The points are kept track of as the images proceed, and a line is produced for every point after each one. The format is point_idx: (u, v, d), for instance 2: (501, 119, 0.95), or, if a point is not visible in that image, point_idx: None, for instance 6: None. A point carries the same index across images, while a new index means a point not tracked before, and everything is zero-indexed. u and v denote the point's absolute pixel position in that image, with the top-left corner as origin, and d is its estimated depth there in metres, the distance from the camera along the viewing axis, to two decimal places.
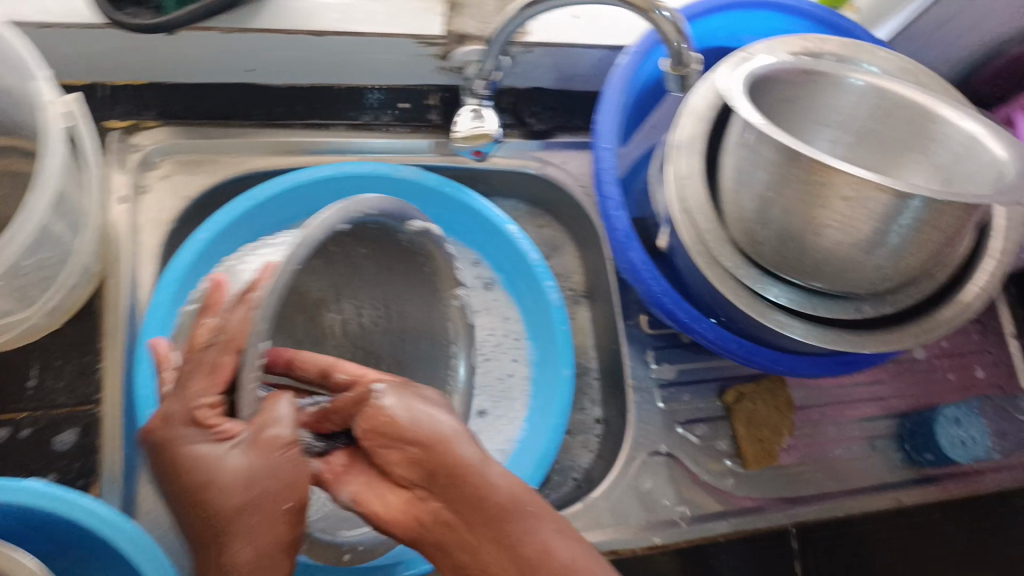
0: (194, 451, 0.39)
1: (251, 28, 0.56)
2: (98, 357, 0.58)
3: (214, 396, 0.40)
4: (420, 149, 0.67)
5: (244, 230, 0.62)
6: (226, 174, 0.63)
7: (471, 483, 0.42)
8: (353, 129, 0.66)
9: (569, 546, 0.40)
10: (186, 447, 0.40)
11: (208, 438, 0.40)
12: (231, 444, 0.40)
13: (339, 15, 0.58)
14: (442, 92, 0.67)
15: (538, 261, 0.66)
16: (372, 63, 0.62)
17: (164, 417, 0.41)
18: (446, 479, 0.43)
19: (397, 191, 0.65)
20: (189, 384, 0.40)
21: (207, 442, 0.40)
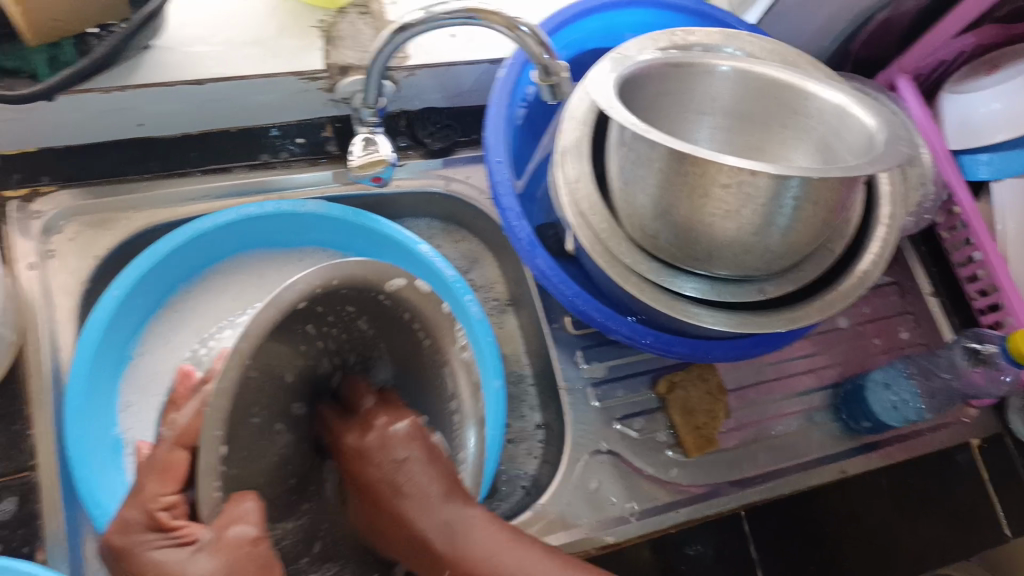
0: (153, 556, 0.42)
1: (131, 84, 0.59)
2: (28, 425, 0.59)
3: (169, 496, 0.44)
4: (323, 180, 0.69)
5: (162, 279, 0.63)
6: (134, 229, 0.66)
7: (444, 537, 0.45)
8: (252, 170, 0.68)
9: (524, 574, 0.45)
10: (147, 553, 0.42)
11: (171, 541, 0.42)
12: (191, 550, 0.40)
13: (219, 62, 0.61)
14: (336, 123, 0.70)
15: (453, 277, 0.66)
16: (261, 104, 0.66)
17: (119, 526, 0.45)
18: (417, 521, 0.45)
19: (310, 225, 0.67)
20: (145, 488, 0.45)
21: (167, 552, 0.41)
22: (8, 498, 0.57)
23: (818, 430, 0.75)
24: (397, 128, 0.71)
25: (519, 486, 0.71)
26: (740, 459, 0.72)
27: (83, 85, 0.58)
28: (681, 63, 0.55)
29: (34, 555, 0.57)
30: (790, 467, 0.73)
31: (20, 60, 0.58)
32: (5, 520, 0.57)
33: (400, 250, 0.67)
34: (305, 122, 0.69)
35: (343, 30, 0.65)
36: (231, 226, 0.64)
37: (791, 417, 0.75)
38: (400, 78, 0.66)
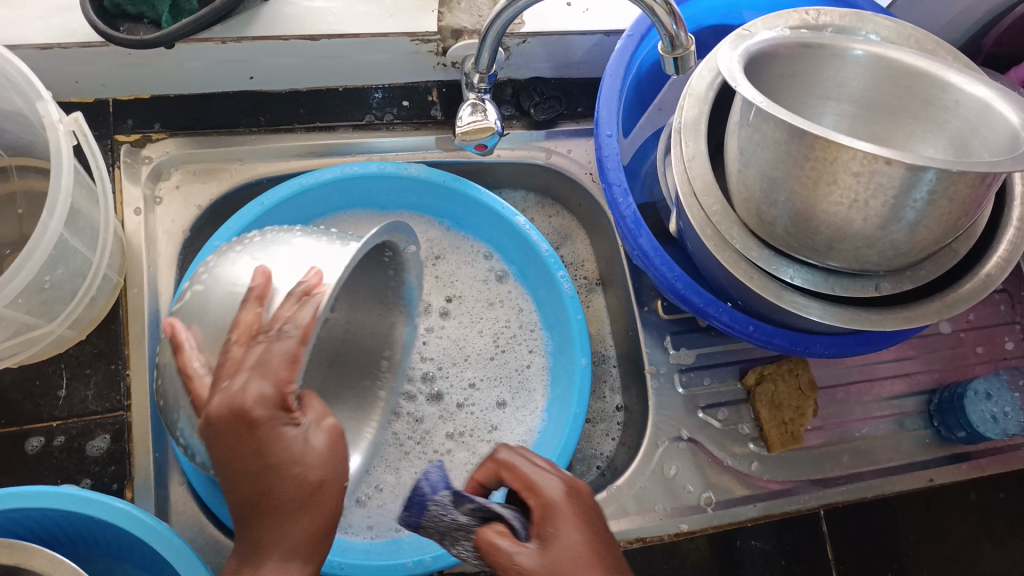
0: (287, 432, 0.43)
1: (247, 36, 0.60)
2: (126, 365, 0.59)
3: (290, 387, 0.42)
4: (426, 146, 0.69)
5: (257, 233, 0.63)
6: (237, 181, 0.66)
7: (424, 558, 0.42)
8: (357, 130, 0.68)
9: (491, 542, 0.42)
10: (277, 426, 0.43)
11: (292, 421, 0.43)
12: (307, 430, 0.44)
13: (335, 19, 0.61)
14: (442, 88, 0.69)
15: (548, 252, 0.64)
16: (370, 64, 0.65)
17: (230, 405, 0.41)
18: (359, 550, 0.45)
19: (405, 186, 0.66)
20: (270, 364, 0.42)
21: (290, 429, 0.43)
22: (102, 436, 0.57)
23: (907, 436, 0.73)
24: (503, 96, 0.71)
25: (594, 466, 0.70)
26: (824, 459, 0.70)
27: (202, 34, 0.58)
28: (815, 44, 0.53)
29: (122, 493, 0.57)
30: (873, 471, 0.71)
31: (144, 5, 0.58)
32: (100, 457, 0.57)
33: (494, 219, 0.66)
34: (412, 85, 0.69)
35: None
36: (329, 183, 0.64)
37: (879, 421, 0.72)
38: (511, 45, 0.65)
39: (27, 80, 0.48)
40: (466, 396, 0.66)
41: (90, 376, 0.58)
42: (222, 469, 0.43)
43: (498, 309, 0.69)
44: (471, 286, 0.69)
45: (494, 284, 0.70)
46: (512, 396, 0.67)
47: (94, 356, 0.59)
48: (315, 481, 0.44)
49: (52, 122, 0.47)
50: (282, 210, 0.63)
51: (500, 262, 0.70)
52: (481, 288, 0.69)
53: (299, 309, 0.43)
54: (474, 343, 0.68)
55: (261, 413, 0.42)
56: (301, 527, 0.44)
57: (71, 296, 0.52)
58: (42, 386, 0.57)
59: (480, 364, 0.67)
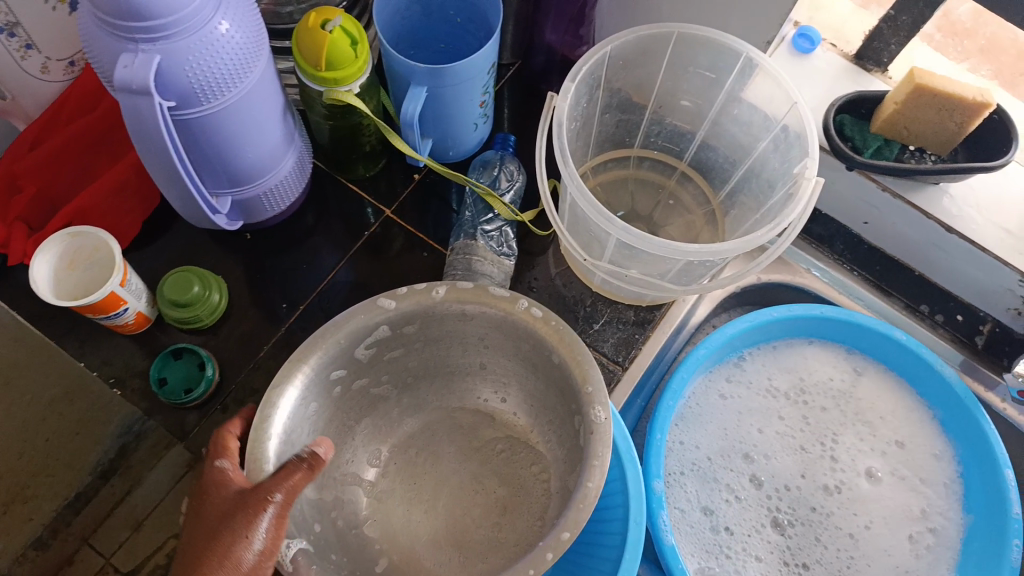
0: (230, 488, 0.44)
1: (903, 197, 0.68)
2: (643, 340, 0.69)
3: (229, 462, 0.45)
4: (950, 359, 0.72)
5: (782, 326, 0.71)
6: (785, 278, 0.75)
7: (245, 510, 0.41)
8: (905, 309, 0.74)
9: None
10: (224, 491, 0.44)
11: (234, 467, 0.45)
12: (234, 465, 0.45)
13: (976, 228, 0.67)
14: (997, 326, 0.72)
15: (1017, 516, 0.62)
16: (961, 274, 0.71)
17: (212, 479, 0.45)
18: (211, 533, 0.41)
19: (929, 373, 0.69)
20: (212, 470, 0.45)
21: (233, 467, 0.45)
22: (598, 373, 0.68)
23: None
24: None
25: None
26: None
27: (875, 176, 0.68)
28: None
29: None
30: None
31: (857, 134, 0.68)
32: None
33: (982, 439, 0.66)
34: (975, 307, 0.73)
35: None
36: (877, 331, 0.69)
37: None
38: None
39: (807, 132, 0.57)
40: (818, 492, 0.69)
41: (616, 331, 0.69)
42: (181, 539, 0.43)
43: (929, 476, 0.70)
44: (904, 450, 0.71)
45: (928, 465, 0.70)
46: (884, 557, 0.66)
47: (630, 321, 0.70)
48: None
49: (804, 176, 0.56)
50: (822, 322, 0.70)
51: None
52: (929, 462, 0.70)
53: (222, 470, 0.45)
54: (871, 474, 0.70)
55: (223, 465, 0.45)
56: (220, 512, 0.42)
57: (693, 277, 0.61)
58: (585, 312, 0.70)
59: (820, 471, 0.70)
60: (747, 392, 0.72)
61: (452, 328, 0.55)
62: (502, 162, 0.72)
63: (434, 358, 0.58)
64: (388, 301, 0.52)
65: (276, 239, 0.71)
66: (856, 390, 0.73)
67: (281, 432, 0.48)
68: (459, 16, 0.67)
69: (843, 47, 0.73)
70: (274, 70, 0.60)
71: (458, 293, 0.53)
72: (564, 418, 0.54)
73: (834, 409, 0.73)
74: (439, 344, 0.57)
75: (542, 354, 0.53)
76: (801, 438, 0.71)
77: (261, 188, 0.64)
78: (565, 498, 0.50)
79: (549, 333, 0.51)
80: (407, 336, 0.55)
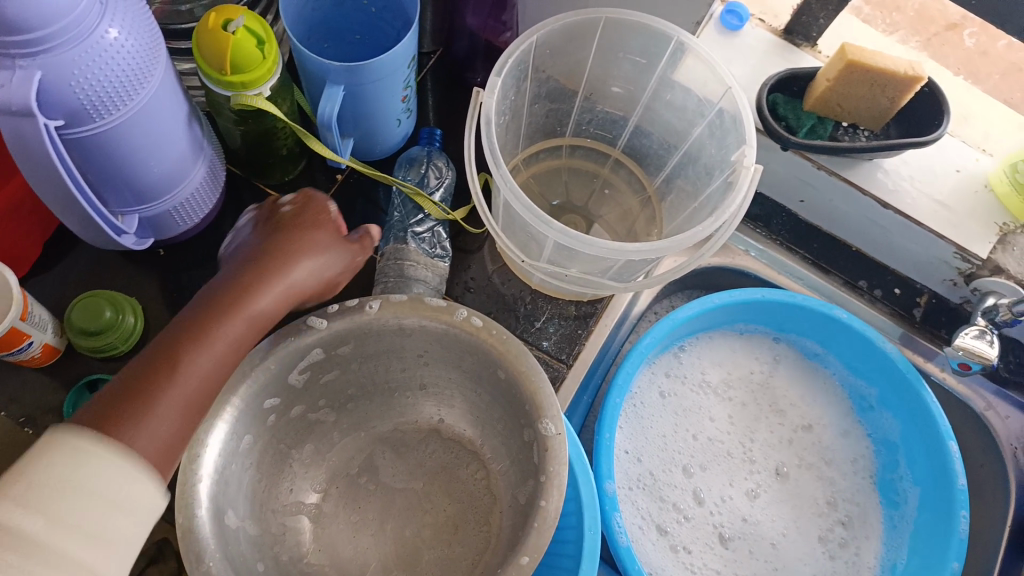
0: (312, 232, 0.51)
1: (838, 175, 0.68)
2: (587, 335, 0.67)
3: (292, 200, 0.53)
4: (890, 332, 0.73)
5: (726, 312, 0.71)
6: (726, 260, 0.74)
7: (252, 293, 0.46)
8: (845, 286, 0.74)
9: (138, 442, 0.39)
10: (307, 234, 0.51)
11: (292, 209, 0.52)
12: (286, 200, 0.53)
13: (910, 203, 0.67)
14: (933, 297, 0.73)
15: (962, 487, 0.64)
16: (896, 247, 0.71)
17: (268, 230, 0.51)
18: (229, 303, 0.45)
19: (867, 352, 0.70)
20: (285, 205, 0.52)
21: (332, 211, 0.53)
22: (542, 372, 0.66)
23: None
24: None
25: None
26: None
27: (811, 155, 0.67)
28: None
29: None
30: None
31: (791, 113, 0.67)
32: None
33: (920, 414, 0.68)
34: (912, 279, 0.74)
35: (1017, 241, 0.67)
36: (817, 312, 0.70)
37: None
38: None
39: (742, 119, 0.55)
40: (764, 479, 0.70)
41: (559, 327, 0.67)
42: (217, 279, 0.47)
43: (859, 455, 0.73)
44: (839, 430, 0.73)
45: (860, 443, 0.73)
46: (828, 533, 0.69)
47: (573, 316, 0.68)
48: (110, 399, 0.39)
49: (742, 164, 0.54)
50: (763, 306, 0.70)
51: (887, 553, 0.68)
52: (847, 442, 0.73)
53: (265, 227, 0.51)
54: (810, 454, 0.72)
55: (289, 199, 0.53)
56: (261, 270, 0.48)
57: (635, 273, 0.59)
58: (527, 310, 0.67)
59: (744, 476, 0.70)
60: (670, 392, 0.71)
61: (388, 346, 0.53)
62: (430, 158, 0.69)
63: (372, 375, 0.55)
64: (319, 320, 0.49)
65: (194, 253, 0.67)
66: (773, 382, 0.74)
67: (211, 472, 0.45)
68: (375, 6, 0.63)
69: (772, 22, 0.71)
70: (175, 75, 0.55)
71: (391, 307, 0.49)
72: (513, 430, 0.52)
73: (752, 404, 0.73)
74: (377, 363, 0.54)
75: (486, 367, 0.51)
76: (724, 441, 0.71)
77: (171, 203, 0.60)
78: (518, 517, 0.49)
79: (492, 343, 0.49)
80: (341, 356, 0.52)
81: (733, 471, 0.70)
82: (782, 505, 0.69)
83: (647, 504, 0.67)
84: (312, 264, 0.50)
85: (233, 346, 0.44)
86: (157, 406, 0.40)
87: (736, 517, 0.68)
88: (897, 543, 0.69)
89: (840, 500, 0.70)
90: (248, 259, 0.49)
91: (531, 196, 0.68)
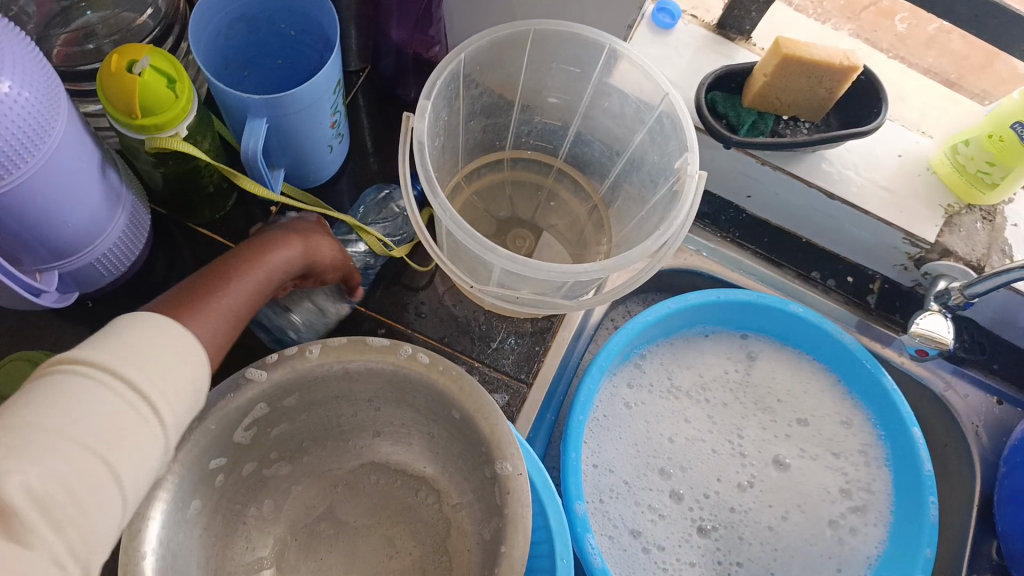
0: (316, 233, 0.54)
1: (784, 169, 0.67)
2: (543, 351, 0.65)
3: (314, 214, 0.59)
4: (846, 321, 0.73)
5: (686, 314, 0.70)
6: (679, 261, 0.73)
7: (264, 273, 0.49)
8: (798, 279, 0.74)
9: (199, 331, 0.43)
10: (310, 232, 0.54)
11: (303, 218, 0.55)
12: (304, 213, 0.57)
13: (857, 191, 0.67)
14: (886, 282, 0.73)
15: (929, 473, 0.64)
16: (846, 237, 0.71)
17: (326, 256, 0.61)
18: (243, 262, 0.48)
19: (827, 343, 0.70)
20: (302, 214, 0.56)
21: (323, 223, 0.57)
22: (501, 394, 0.64)
23: None
24: None
25: None
26: None
27: (755, 152, 0.66)
28: None
29: None
30: None
31: (731, 110, 0.66)
32: None
33: (885, 401, 0.68)
34: (864, 266, 0.74)
35: (963, 222, 0.67)
36: (774, 308, 0.69)
37: None
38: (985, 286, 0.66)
39: (681, 125, 0.54)
40: (741, 482, 0.69)
41: (515, 345, 0.65)
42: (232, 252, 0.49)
43: (840, 444, 0.71)
44: (820, 423, 0.72)
45: (847, 433, 0.71)
46: (808, 530, 0.68)
47: (528, 333, 0.66)
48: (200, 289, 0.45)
49: (686, 171, 0.53)
50: (722, 306, 0.70)
51: (874, 544, 0.67)
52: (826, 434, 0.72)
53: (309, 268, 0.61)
54: (785, 450, 0.71)
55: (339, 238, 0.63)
56: (275, 244, 0.50)
57: (586, 290, 0.58)
58: (481, 331, 0.65)
59: (734, 470, 0.70)
60: (644, 398, 0.71)
61: (336, 391, 0.51)
62: (392, 195, 0.68)
63: (323, 422, 0.53)
64: (257, 372, 0.46)
65: (124, 302, 0.63)
66: (750, 377, 0.73)
67: (156, 547, 0.42)
68: (293, 29, 0.60)
69: (705, 17, 0.70)
70: (82, 119, 0.52)
71: (334, 351, 0.48)
72: (471, 465, 0.50)
73: (724, 404, 0.72)
74: (324, 410, 0.52)
75: (441, 406, 0.49)
76: (708, 440, 0.70)
77: (92, 255, 0.56)
78: (488, 560, 0.47)
79: (446, 382, 0.48)
80: (288, 407, 0.50)
81: (708, 474, 0.69)
82: (758, 505, 0.68)
83: (622, 514, 0.66)
84: (316, 248, 0.53)
85: (265, 285, 0.49)
86: (211, 305, 0.45)
87: (711, 519, 0.67)
88: (880, 532, 0.68)
89: (819, 495, 0.69)
90: (255, 240, 0.51)
91: (475, 215, 0.66)
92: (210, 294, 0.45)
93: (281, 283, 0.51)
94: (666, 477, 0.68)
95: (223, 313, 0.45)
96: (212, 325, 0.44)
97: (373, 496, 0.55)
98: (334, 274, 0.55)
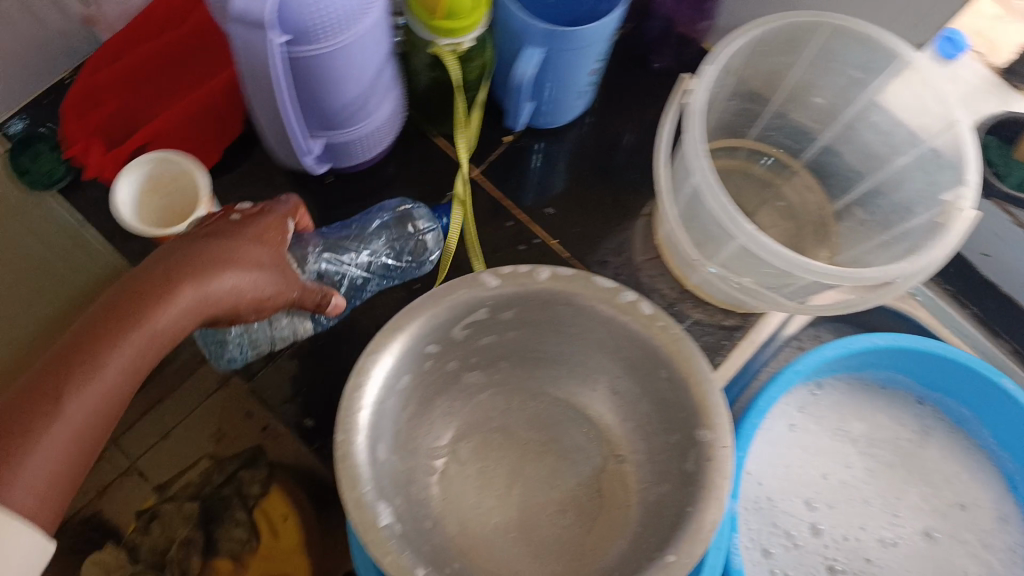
0: (247, 237, 0.45)
1: None
2: (731, 347, 0.65)
3: (284, 206, 0.51)
4: None
5: (885, 356, 0.67)
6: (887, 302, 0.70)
7: (194, 285, 0.40)
8: (1013, 355, 0.69)
9: (80, 405, 0.36)
10: (241, 241, 0.45)
11: (235, 220, 0.47)
12: (233, 212, 0.48)
13: None
14: None
15: None
16: None
17: (279, 215, 0.49)
18: (135, 296, 0.39)
19: None
20: (262, 212, 0.48)
21: (273, 218, 0.49)
22: None
23: None
24: None
25: None
26: None
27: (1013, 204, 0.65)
28: None
29: None
30: None
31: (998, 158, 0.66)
32: None
33: None
34: None
35: None
36: (985, 377, 0.65)
37: None
38: None
39: (963, 159, 0.52)
40: (891, 542, 0.65)
41: (704, 335, 0.65)
42: (138, 267, 0.41)
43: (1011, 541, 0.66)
44: (996, 514, 0.67)
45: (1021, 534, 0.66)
46: None
47: (719, 327, 0.65)
48: (93, 334, 0.37)
49: (960, 205, 0.51)
50: (926, 359, 0.66)
51: None
52: (999, 527, 0.67)
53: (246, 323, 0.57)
54: (950, 528, 0.66)
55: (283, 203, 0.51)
56: (218, 254, 0.42)
57: (806, 297, 0.56)
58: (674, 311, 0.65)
59: (880, 527, 0.66)
60: (811, 431, 0.68)
61: (552, 322, 0.54)
62: (412, 212, 0.66)
63: (526, 343, 0.57)
64: (490, 279, 0.52)
65: (355, 188, 0.67)
66: (924, 446, 0.69)
67: (370, 405, 0.49)
68: None
69: (994, 55, 0.65)
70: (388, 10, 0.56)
71: (561, 280, 0.51)
72: (668, 430, 0.52)
73: (894, 460, 0.68)
74: (528, 332, 0.56)
75: (648, 363, 0.51)
76: (863, 490, 0.67)
77: (355, 134, 0.60)
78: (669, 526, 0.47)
79: (664, 341, 0.50)
80: (504, 320, 0.54)
81: (861, 522, 0.66)
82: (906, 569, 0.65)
83: (764, 529, 0.64)
84: (237, 281, 0.42)
85: (169, 334, 0.39)
86: (85, 363, 0.37)
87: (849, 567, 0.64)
88: None
89: None
90: (171, 246, 0.42)
91: None
92: (72, 386, 0.36)
93: (211, 311, 0.42)
94: (818, 509, 0.66)
95: (100, 393, 0.37)
96: (94, 403, 0.37)
97: (540, 422, 0.59)
98: (275, 279, 0.46)
